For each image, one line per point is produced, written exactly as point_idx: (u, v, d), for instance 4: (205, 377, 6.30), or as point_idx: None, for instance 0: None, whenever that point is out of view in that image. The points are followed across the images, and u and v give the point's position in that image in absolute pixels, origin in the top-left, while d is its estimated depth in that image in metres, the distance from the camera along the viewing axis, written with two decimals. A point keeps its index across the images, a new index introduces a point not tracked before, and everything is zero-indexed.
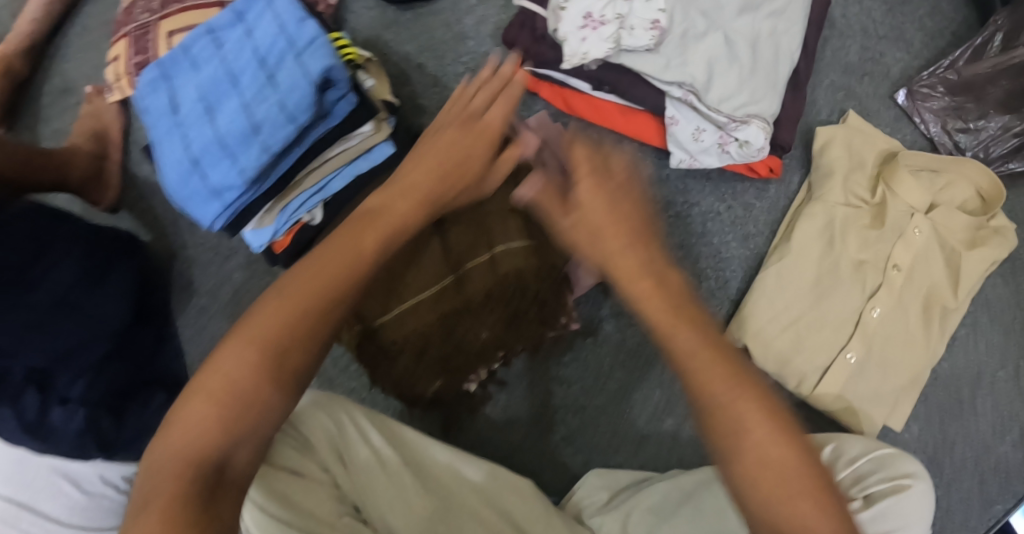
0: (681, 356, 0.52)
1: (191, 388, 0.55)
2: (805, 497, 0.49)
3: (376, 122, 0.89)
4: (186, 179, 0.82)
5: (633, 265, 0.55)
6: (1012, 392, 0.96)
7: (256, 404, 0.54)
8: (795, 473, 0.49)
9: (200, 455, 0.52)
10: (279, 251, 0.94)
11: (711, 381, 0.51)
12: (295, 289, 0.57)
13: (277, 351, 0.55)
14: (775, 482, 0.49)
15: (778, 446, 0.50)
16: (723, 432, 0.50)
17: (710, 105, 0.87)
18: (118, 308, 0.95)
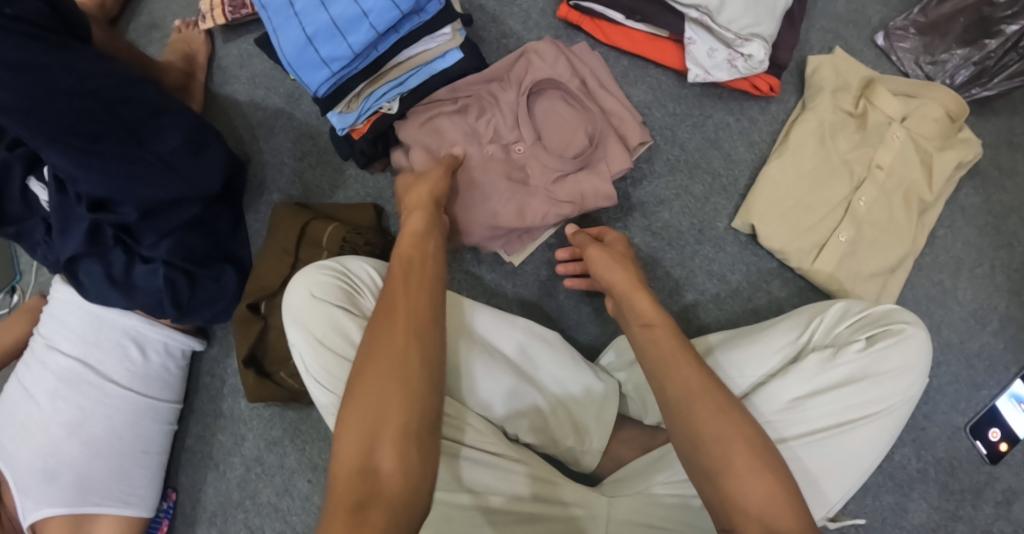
0: (705, 426, 0.78)
1: (362, 397, 0.75)
2: (761, 470, 0.76)
3: (453, 30, 1.08)
4: (301, 53, 1.00)
5: (689, 383, 0.81)
6: (988, 285, 1.10)
7: (402, 374, 0.75)
8: (750, 453, 0.77)
9: (422, 419, 0.75)
10: (357, 137, 1.11)
11: (728, 451, 0.77)
12: (384, 346, 0.77)
13: (420, 363, 0.76)
14: (745, 459, 0.76)
15: (766, 481, 0.75)
16: (724, 470, 0.76)
17: (721, 25, 1.05)
18: (209, 179, 1.15)
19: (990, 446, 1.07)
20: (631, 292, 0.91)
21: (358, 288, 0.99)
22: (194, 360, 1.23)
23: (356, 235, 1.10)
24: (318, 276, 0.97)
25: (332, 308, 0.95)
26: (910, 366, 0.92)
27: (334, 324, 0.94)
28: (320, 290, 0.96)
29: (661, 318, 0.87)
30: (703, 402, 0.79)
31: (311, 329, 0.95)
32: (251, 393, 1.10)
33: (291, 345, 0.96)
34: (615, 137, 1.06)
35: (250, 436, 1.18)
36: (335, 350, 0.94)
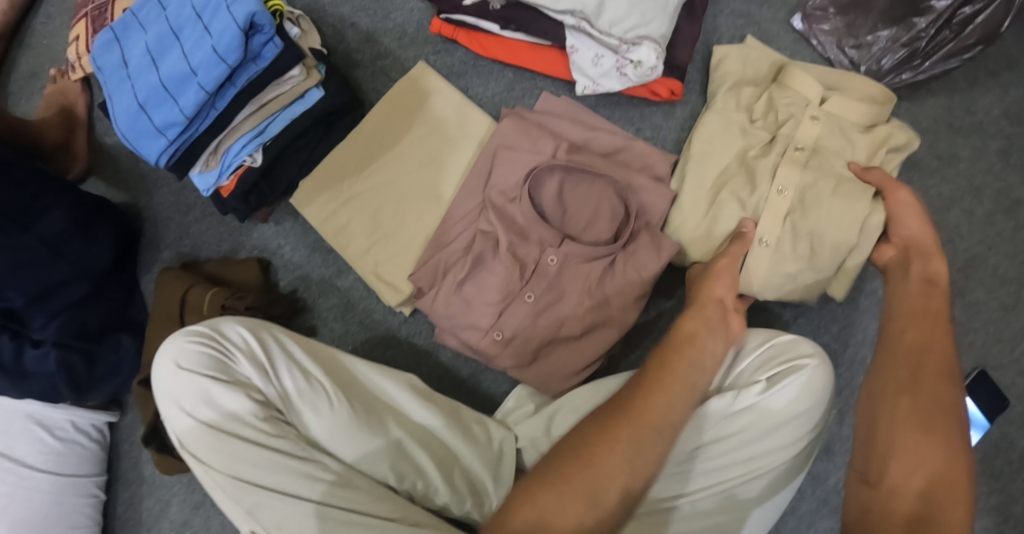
0: (882, 401, 0.79)
1: None
2: (947, 445, 0.74)
3: (307, 68, 0.97)
4: (134, 121, 0.91)
5: (930, 340, 0.81)
6: None
7: None
8: (942, 425, 0.76)
9: None
10: (226, 194, 1.03)
11: (896, 421, 0.77)
12: None
13: None
14: (930, 427, 0.75)
15: (935, 482, 0.73)
16: (884, 436, 0.77)
17: (602, 30, 0.93)
18: (100, 254, 1.10)
19: None
20: (909, 350, 0.81)
21: (229, 353, 0.92)
22: (111, 429, 1.21)
23: (237, 299, 1.03)
24: (184, 346, 0.91)
25: (199, 378, 0.90)
26: (812, 406, 0.84)
27: (204, 395, 0.90)
28: (186, 360, 0.91)
29: (942, 346, 0.80)
30: (930, 378, 0.78)
31: (181, 401, 0.90)
32: (161, 465, 1.08)
33: (164, 422, 0.92)
34: (618, 196, 0.95)
35: (175, 500, 1.17)
36: (207, 423, 0.90)
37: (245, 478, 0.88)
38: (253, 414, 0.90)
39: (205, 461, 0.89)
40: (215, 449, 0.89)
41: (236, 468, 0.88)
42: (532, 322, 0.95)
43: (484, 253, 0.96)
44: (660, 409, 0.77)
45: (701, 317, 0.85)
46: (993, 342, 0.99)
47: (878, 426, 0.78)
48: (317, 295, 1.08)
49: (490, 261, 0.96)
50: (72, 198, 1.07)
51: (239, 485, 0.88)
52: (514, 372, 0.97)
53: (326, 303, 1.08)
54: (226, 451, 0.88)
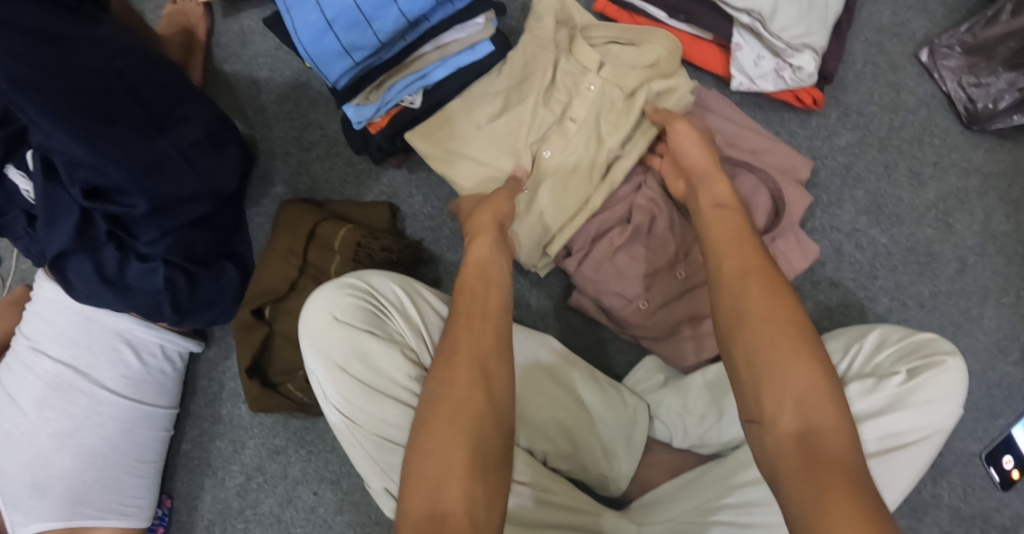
0: (727, 304, 0.77)
1: (425, 451, 0.70)
2: (809, 366, 0.72)
3: (486, 20, 1.01)
4: (319, 38, 0.91)
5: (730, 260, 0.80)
6: (1014, 314, 1.09)
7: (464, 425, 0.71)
8: (794, 351, 0.72)
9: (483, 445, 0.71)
10: (373, 131, 1.03)
11: (783, 357, 0.72)
12: (445, 402, 0.73)
13: (486, 414, 0.72)
14: (787, 358, 0.72)
15: (806, 397, 0.70)
16: (746, 344, 0.74)
17: (772, 34, 0.98)
18: (220, 177, 1.06)
19: (1003, 473, 1.07)
20: (740, 270, 0.79)
21: (383, 310, 0.90)
22: (190, 362, 1.15)
23: (372, 239, 1.03)
24: (340, 297, 0.88)
25: (354, 332, 0.87)
26: (946, 400, 0.90)
27: (358, 349, 0.87)
28: (342, 312, 0.87)
29: (756, 260, 0.79)
30: (755, 283, 0.77)
31: (332, 355, 0.86)
32: (254, 405, 1.04)
33: (307, 371, 0.88)
34: (771, 195, 0.99)
35: (250, 443, 1.12)
36: (356, 379, 0.86)
37: (390, 439, 0.86)
38: (411, 376, 0.87)
39: (351, 416, 0.86)
40: (363, 405, 0.86)
41: (381, 427, 0.86)
42: (672, 303, 0.98)
43: (642, 226, 0.98)
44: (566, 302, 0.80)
45: (483, 226, 0.89)
46: None
47: (737, 338, 0.75)
48: (443, 249, 1.09)
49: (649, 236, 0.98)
50: (202, 112, 1.03)
51: (381, 442, 0.86)
52: (644, 341, 1.01)
53: (452, 259, 1.09)
54: (373, 410, 0.86)
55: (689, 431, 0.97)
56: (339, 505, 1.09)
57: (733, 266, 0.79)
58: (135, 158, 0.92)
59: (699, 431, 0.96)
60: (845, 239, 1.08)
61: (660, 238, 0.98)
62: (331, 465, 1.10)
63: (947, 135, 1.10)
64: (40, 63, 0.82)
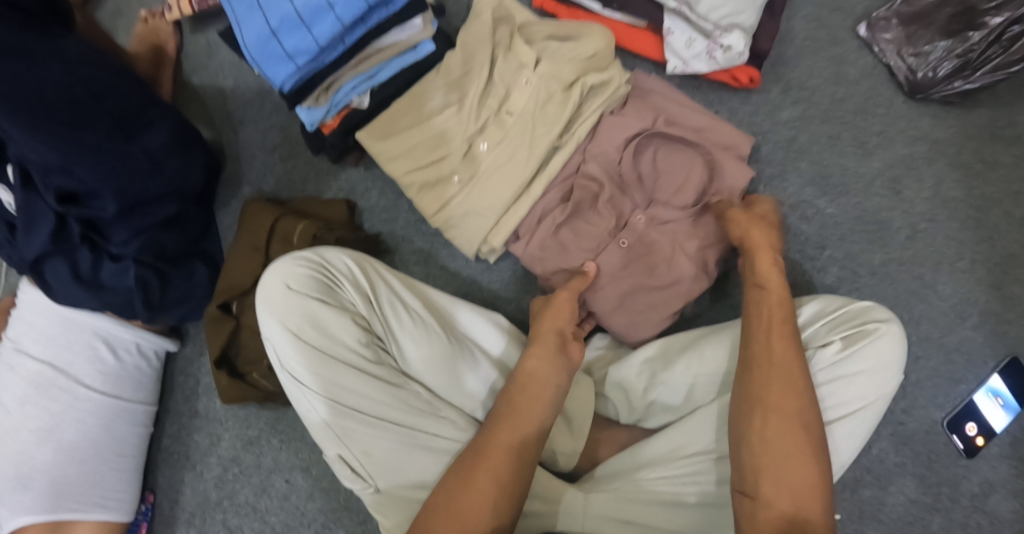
0: (772, 383, 0.84)
1: (466, 500, 0.80)
2: (798, 441, 0.81)
3: (425, 21, 1.05)
4: (264, 46, 0.96)
5: (773, 323, 0.88)
6: (968, 278, 1.09)
7: (501, 484, 0.82)
8: (792, 430, 0.82)
9: (514, 489, 0.82)
10: (326, 131, 1.08)
11: (779, 433, 0.82)
12: (494, 455, 0.83)
13: (522, 465, 0.83)
14: (777, 436, 0.82)
15: (778, 467, 0.80)
16: (759, 423, 0.83)
17: (699, 16, 1.03)
18: (190, 179, 1.12)
19: (968, 440, 1.07)
20: (778, 323, 0.88)
21: (335, 279, 0.93)
22: (168, 359, 1.20)
23: (327, 231, 1.07)
24: (293, 268, 0.91)
25: (307, 300, 0.90)
26: (885, 366, 0.89)
27: (311, 317, 0.90)
28: (296, 282, 0.90)
29: (782, 331, 0.87)
30: (779, 370, 0.84)
31: (287, 323, 0.90)
32: (223, 395, 1.08)
33: (265, 340, 0.91)
34: (706, 166, 1.01)
35: (225, 436, 1.16)
36: (310, 344, 0.89)
37: (344, 403, 0.89)
38: (360, 340, 0.91)
39: (308, 382, 0.89)
40: (318, 371, 0.89)
41: (334, 392, 0.89)
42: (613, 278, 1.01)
43: (581, 201, 1.01)
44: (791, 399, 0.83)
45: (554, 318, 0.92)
46: None
47: (743, 425, 0.84)
48: (400, 238, 1.13)
49: (587, 216, 1.02)
50: (169, 119, 1.08)
51: (336, 406, 0.89)
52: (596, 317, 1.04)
53: (408, 248, 1.12)
54: (327, 374, 0.89)
55: (634, 407, 0.97)
56: (311, 492, 1.13)
57: (757, 351, 0.86)
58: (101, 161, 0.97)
59: (644, 406, 0.96)
60: (791, 211, 1.10)
61: (601, 218, 1.01)
62: (302, 453, 1.14)
63: (891, 105, 1.11)
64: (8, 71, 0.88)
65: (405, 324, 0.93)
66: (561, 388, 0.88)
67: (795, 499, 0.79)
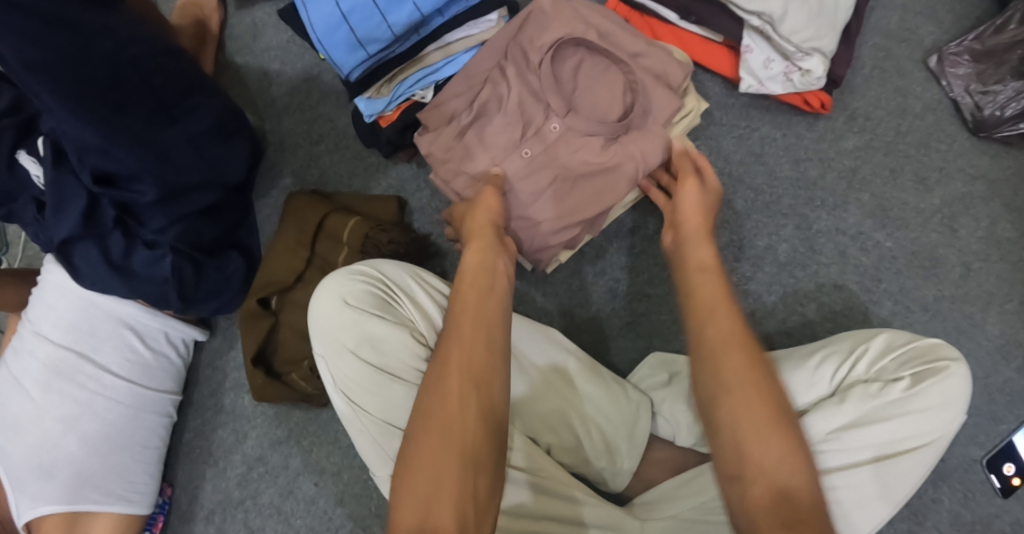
0: (734, 387, 0.74)
1: (418, 464, 0.71)
2: (791, 453, 0.71)
3: (498, 16, 1.01)
4: (333, 31, 0.92)
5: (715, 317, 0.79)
6: (1016, 321, 1.09)
7: (456, 441, 0.72)
8: (762, 439, 0.71)
9: (468, 446, 0.72)
10: (383, 124, 1.04)
11: (773, 447, 0.71)
12: (437, 416, 0.73)
13: (474, 416, 0.73)
14: (762, 444, 0.71)
15: (787, 487, 0.69)
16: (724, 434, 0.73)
17: (781, 36, 0.98)
18: (230, 167, 1.06)
19: (1004, 479, 1.06)
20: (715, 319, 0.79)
21: (395, 296, 0.89)
22: (195, 350, 1.15)
23: (379, 232, 1.04)
24: (351, 283, 0.87)
25: (365, 318, 0.86)
26: (950, 407, 0.89)
27: (368, 335, 0.86)
28: (354, 298, 0.86)
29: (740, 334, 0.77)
30: (733, 364, 0.75)
31: (342, 339, 0.86)
32: (257, 393, 1.04)
33: (316, 355, 0.88)
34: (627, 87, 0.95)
35: (252, 434, 1.12)
36: (366, 362, 0.86)
37: (397, 424, 0.85)
38: (417, 358, 0.86)
39: (359, 402, 0.86)
40: (370, 391, 0.86)
41: (388, 413, 0.85)
42: (541, 197, 0.94)
43: (489, 102, 0.98)
44: (743, 388, 0.74)
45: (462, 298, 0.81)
46: None
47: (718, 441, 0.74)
48: (450, 242, 1.09)
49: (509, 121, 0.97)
50: (213, 103, 1.03)
51: (390, 429, 0.85)
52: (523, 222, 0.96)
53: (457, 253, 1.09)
54: (381, 395, 0.85)
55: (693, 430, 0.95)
56: (339, 497, 1.09)
57: (703, 342, 0.78)
58: (146, 145, 0.91)
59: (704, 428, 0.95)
60: (849, 243, 1.08)
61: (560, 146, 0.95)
62: (333, 457, 1.10)
63: (953, 142, 1.10)
64: (54, 47, 0.82)
65: None
66: (497, 332, 0.79)
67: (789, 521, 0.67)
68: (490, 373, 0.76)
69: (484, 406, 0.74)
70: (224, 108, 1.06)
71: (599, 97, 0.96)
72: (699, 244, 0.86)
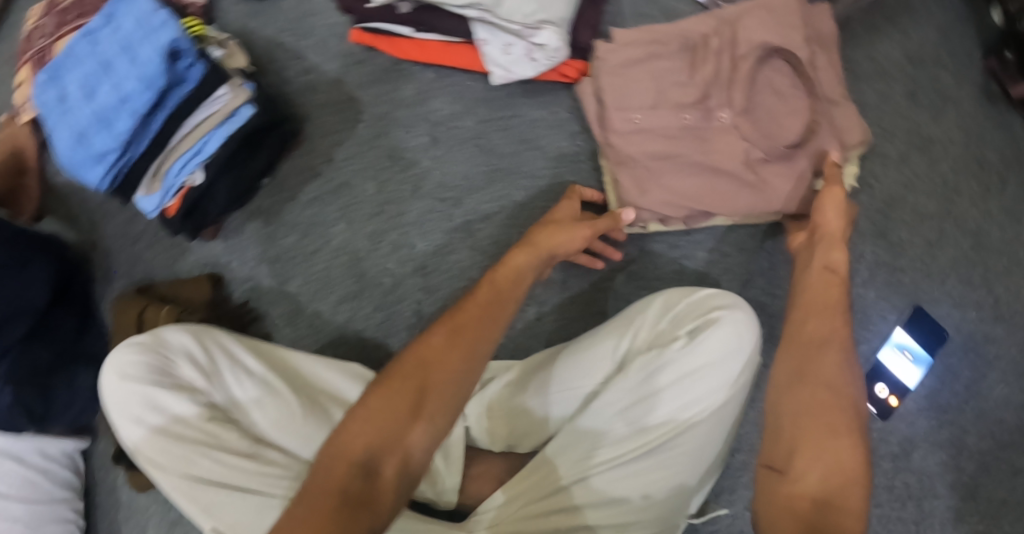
0: (817, 355, 0.76)
1: (346, 430, 0.70)
2: (839, 447, 0.71)
3: (234, 87, 1.00)
4: (74, 151, 0.96)
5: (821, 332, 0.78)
6: (849, 236, 1.03)
7: (399, 437, 0.70)
8: (827, 421, 0.72)
9: (411, 436, 0.71)
10: (168, 215, 1.05)
11: (816, 417, 0.72)
12: (363, 398, 0.72)
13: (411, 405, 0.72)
14: (822, 422, 0.72)
15: (848, 473, 0.69)
16: (791, 406, 0.74)
17: (503, 19, 0.96)
18: (44, 289, 1.11)
19: (880, 403, 1.00)
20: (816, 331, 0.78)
21: (173, 360, 0.90)
22: (83, 458, 1.22)
23: (188, 313, 1.05)
24: (128, 356, 0.89)
25: (143, 385, 0.87)
26: (731, 355, 0.85)
27: (151, 401, 0.87)
28: (129, 370, 0.88)
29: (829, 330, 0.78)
30: (828, 351, 0.76)
31: (129, 411, 0.88)
32: (135, 482, 1.12)
33: (116, 433, 0.89)
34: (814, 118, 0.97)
35: (151, 522, 1.19)
36: (157, 427, 0.87)
37: (198, 476, 0.86)
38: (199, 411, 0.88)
39: (159, 463, 0.86)
40: (166, 449, 0.86)
41: (188, 467, 0.86)
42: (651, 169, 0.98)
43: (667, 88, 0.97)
44: (832, 359, 0.76)
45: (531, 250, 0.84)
46: (924, 279, 1.02)
47: (788, 401, 0.75)
48: (266, 304, 1.10)
49: (661, 112, 0.97)
50: (1, 240, 1.07)
51: (193, 481, 0.85)
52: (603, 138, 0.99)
53: (274, 311, 1.10)
54: (178, 453, 0.86)
55: (500, 435, 0.93)
56: None
57: (822, 333, 0.78)
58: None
59: (509, 430, 0.93)
60: None
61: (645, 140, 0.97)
62: None
63: None
64: None
65: (252, 392, 0.91)
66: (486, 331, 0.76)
67: (824, 496, 0.68)
68: (469, 366, 0.74)
69: (448, 402, 0.73)
70: (15, 238, 1.10)
71: (779, 122, 0.97)
72: (835, 248, 0.86)
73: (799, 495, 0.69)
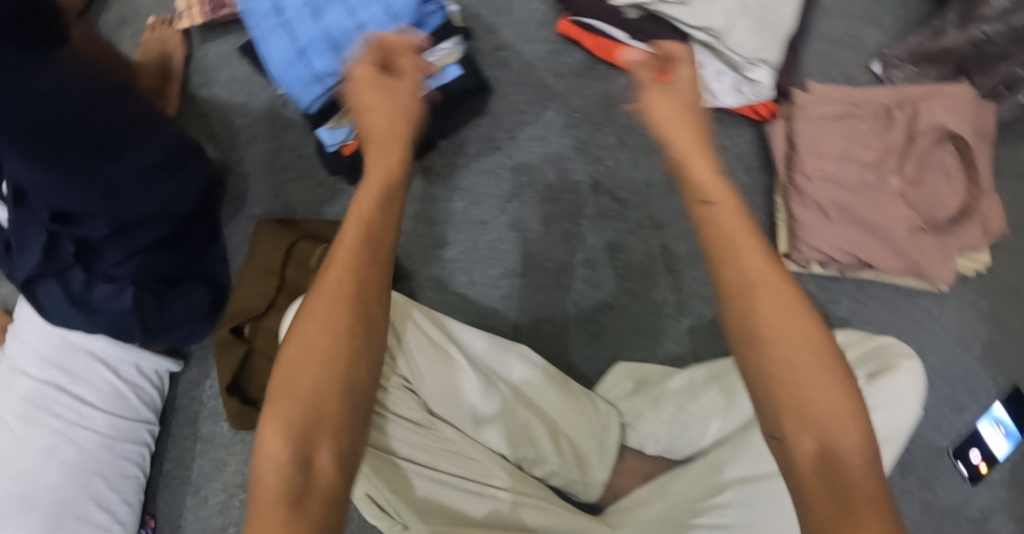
0: (759, 302, 0.63)
1: (287, 403, 0.63)
2: (834, 392, 0.60)
3: (453, 45, 1.01)
4: (291, 65, 0.96)
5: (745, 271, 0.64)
6: (969, 313, 1.13)
7: (311, 419, 0.62)
8: (812, 359, 0.61)
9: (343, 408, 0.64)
10: (346, 152, 1.03)
11: (813, 384, 0.61)
12: (299, 368, 0.64)
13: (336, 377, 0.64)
14: (817, 370, 0.61)
15: (837, 456, 0.59)
16: (774, 365, 0.62)
17: (727, 48, 1.02)
18: (186, 198, 1.06)
19: (972, 468, 1.10)
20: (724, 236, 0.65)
21: None
22: (170, 382, 1.17)
23: None
24: None
25: None
26: (905, 402, 0.89)
27: None
28: None
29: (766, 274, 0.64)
30: (769, 291, 0.63)
31: None
32: (237, 420, 1.07)
33: None
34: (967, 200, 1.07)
35: (233, 462, 1.13)
36: None
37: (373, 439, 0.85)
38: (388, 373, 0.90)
39: None
40: None
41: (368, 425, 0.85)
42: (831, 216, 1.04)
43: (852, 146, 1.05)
44: (792, 321, 0.63)
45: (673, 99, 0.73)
46: None
47: (744, 367, 0.64)
48: (417, 264, 1.10)
49: (846, 167, 1.04)
50: (155, 135, 1.01)
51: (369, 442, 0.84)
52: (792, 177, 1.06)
53: (425, 274, 1.10)
54: None
55: (660, 436, 0.97)
56: None
57: (738, 278, 0.64)
58: (95, 181, 0.92)
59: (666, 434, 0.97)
60: None
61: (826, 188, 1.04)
62: None
63: None
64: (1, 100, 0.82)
65: (435, 366, 0.93)
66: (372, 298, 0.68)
67: (832, 487, 0.58)
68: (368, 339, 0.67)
69: (354, 376, 0.65)
70: (167, 137, 1.04)
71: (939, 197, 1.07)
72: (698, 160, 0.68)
73: (809, 455, 0.59)
